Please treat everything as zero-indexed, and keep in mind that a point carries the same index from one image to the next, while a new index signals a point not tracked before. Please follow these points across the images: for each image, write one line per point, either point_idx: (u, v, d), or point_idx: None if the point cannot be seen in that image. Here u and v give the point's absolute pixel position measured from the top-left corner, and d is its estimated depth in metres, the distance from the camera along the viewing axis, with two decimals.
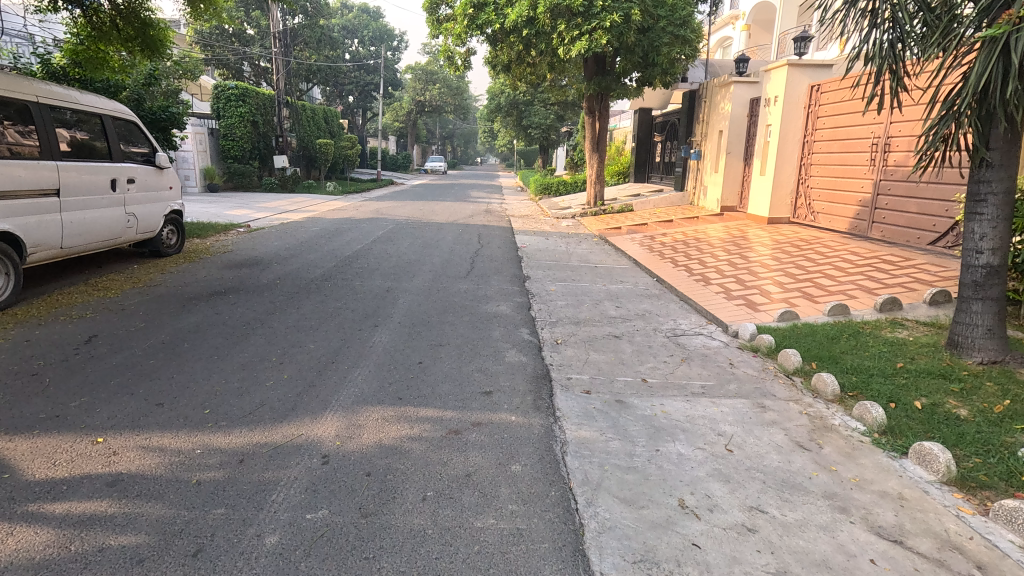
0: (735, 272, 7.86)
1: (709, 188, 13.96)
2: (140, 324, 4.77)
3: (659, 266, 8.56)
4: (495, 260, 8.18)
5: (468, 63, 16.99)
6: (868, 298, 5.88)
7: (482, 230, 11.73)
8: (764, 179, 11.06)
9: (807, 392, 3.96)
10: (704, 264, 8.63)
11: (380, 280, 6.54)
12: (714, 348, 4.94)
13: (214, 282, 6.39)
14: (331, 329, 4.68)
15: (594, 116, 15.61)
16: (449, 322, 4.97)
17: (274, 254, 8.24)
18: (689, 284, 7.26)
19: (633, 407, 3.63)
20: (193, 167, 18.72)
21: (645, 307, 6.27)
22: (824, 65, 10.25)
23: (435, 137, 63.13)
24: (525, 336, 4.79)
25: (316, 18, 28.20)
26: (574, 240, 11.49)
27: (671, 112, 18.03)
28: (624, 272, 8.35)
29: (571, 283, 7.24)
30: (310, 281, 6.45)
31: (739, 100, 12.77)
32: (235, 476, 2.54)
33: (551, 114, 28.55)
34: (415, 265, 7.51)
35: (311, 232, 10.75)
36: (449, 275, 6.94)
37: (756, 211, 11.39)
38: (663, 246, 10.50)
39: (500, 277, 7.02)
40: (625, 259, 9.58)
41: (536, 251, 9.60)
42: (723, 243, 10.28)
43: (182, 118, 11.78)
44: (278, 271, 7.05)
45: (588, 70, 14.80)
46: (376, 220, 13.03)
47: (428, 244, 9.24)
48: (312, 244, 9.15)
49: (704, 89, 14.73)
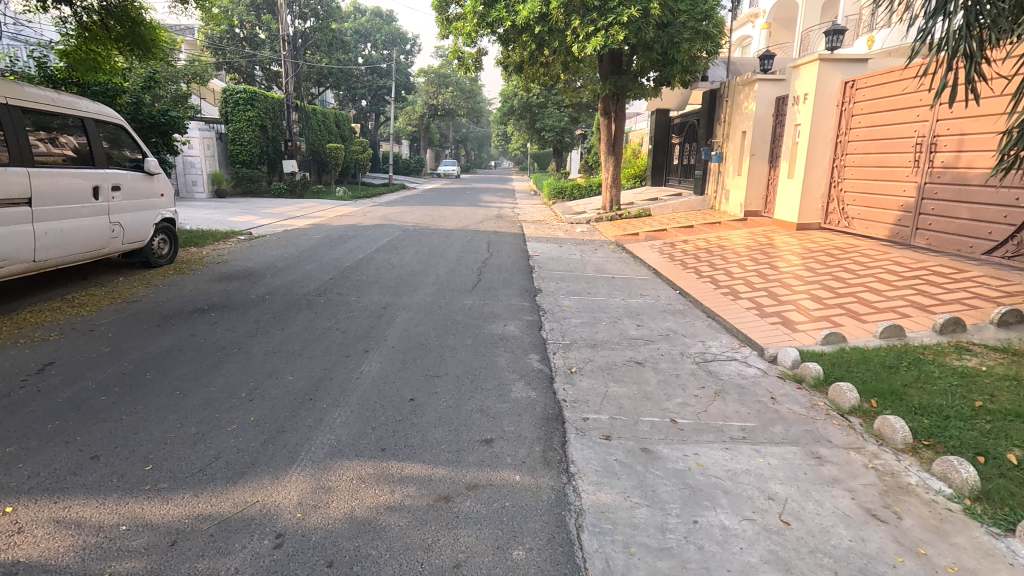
0: (765, 284, 7.21)
1: (731, 192, 13.27)
2: (105, 347, 4.28)
3: (681, 277, 7.92)
4: (504, 271, 7.62)
5: (478, 65, 16.51)
6: (924, 318, 5.20)
7: (493, 237, 11.19)
8: (792, 183, 10.37)
9: (871, 438, 3.32)
10: (731, 274, 7.98)
11: (378, 295, 6.00)
12: (750, 378, 4.30)
13: (200, 297, 5.91)
14: (314, 355, 4.14)
15: (609, 118, 15.00)
16: (449, 348, 4.40)
17: (270, 264, 7.76)
18: (716, 299, 6.62)
19: (662, 459, 3.03)
20: (201, 173, 18.51)
21: (669, 325, 5.65)
22: (858, 60, 9.55)
23: (448, 141, 62.96)
24: (534, 365, 4.20)
25: (327, 21, 28.00)
26: (590, 247, 10.89)
27: (690, 113, 17.34)
28: (643, 283, 7.74)
29: (586, 297, 6.64)
30: (302, 296, 5.93)
31: (764, 99, 12.06)
32: (160, 568, 2.00)
33: (565, 116, 28.01)
34: (418, 277, 6.96)
35: (313, 240, 10.30)
36: (454, 288, 6.39)
37: (784, 215, 10.69)
38: (684, 254, 9.86)
39: (508, 291, 6.46)
40: (645, 268, 8.95)
41: (549, 260, 9.03)
42: (749, 250, 9.61)
43: (183, 121, 11.42)
44: (270, 284, 6.56)
45: (604, 69, 14.23)
46: (383, 226, 12.56)
47: (435, 253, 8.72)
48: (312, 253, 8.68)
49: (725, 88, 14.05)
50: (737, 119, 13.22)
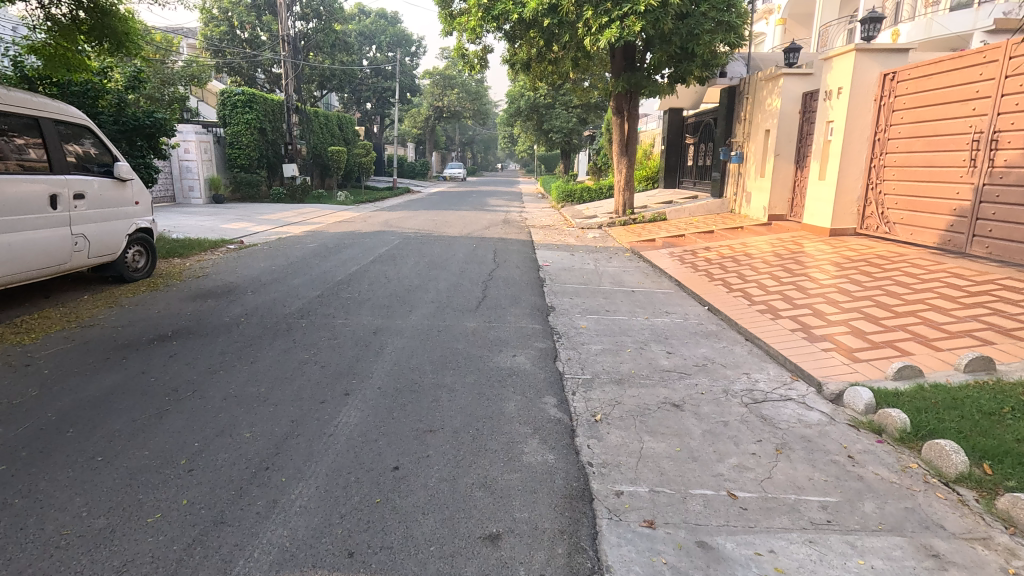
0: (807, 298, 6.41)
1: (753, 194, 12.45)
2: (34, 388, 3.57)
3: (708, 290, 7.14)
4: (512, 285, 6.86)
5: (485, 63, 15.77)
6: (1013, 346, 4.40)
7: (499, 245, 10.44)
8: (823, 184, 9.56)
9: (998, 524, 2.52)
10: (763, 286, 7.18)
11: (369, 317, 5.26)
12: (816, 427, 3.49)
13: (167, 319, 5.20)
14: (281, 402, 3.39)
15: (622, 117, 14.22)
16: (447, 389, 3.64)
17: (254, 279, 7.05)
18: (752, 318, 5.84)
19: (728, 560, 2.25)
20: (198, 177, 17.92)
21: (704, 352, 4.86)
22: (899, 49, 8.73)
23: (454, 144, 62.28)
24: (549, 412, 3.43)
25: (330, 22, 27.44)
26: (604, 255, 10.12)
27: (707, 112, 16.53)
28: (667, 298, 6.97)
29: (605, 316, 5.85)
30: (281, 318, 5.19)
31: (791, 94, 11.25)
32: None
33: (573, 117, 27.25)
34: (415, 293, 6.21)
35: (306, 249, 9.60)
36: (455, 307, 5.64)
37: (814, 220, 9.88)
38: (706, 262, 9.04)
39: (517, 310, 5.70)
40: (667, 279, 8.18)
41: (560, 271, 8.27)
42: (778, 258, 8.77)
43: (170, 124, 10.75)
44: (250, 303, 5.86)
45: (616, 66, 13.49)
46: (383, 233, 11.86)
47: (436, 264, 8.00)
48: (302, 265, 7.97)
49: (746, 84, 13.24)
50: (758, 118, 12.43)
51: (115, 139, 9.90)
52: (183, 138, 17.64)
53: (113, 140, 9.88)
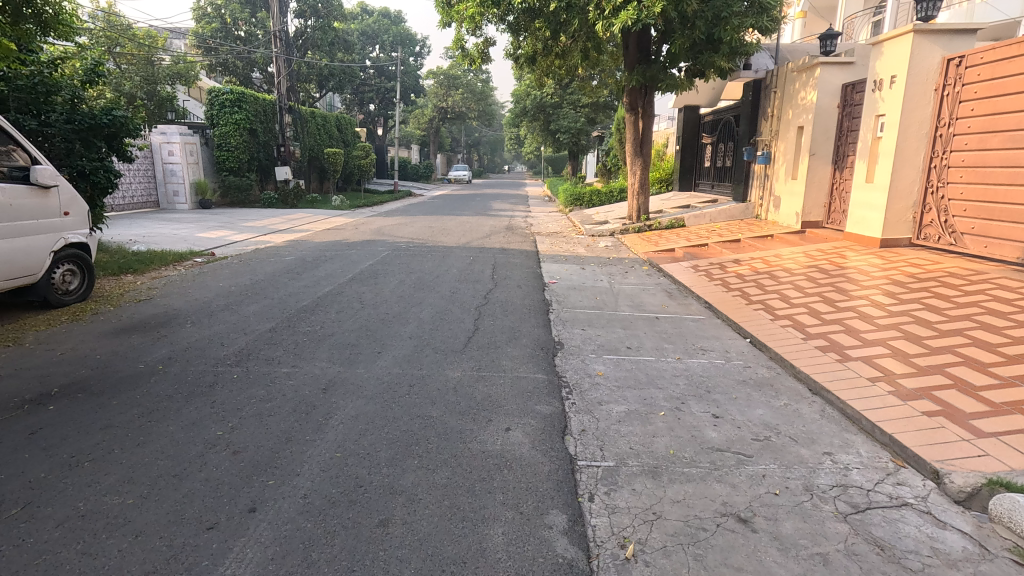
0: (876, 330, 5.18)
1: (784, 198, 11.19)
2: None
3: (749, 317, 5.93)
4: (512, 313, 5.67)
5: (487, 56, 14.61)
6: None
7: (499, 257, 9.27)
8: (872, 188, 8.34)
9: None
10: (814, 310, 5.97)
11: (324, 364, 4.09)
12: (969, 568, 2.26)
13: (67, 365, 4.06)
14: (144, 532, 2.21)
15: (636, 115, 12.97)
16: (403, 502, 2.46)
17: (203, 303, 5.89)
18: (812, 358, 4.66)
19: None
20: (183, 181, 16.83)
21: (764, 417, 3.63)
22: (965, 30, 7.50)
23: (460, 145, 61.19)
24: (554, 550, 2.23)
25: (328, 18, 26.37)
26: (619, 269, 8.90)
27: (727, 109, 15.31)
28: (699, 328, 5.75)
29: (625, 358, 4.65)
30: (209, 367, 4.01)
31: (829, 87, 10.02)
32: None
33: (581, 116, 26.02)
34: (390, 327, 5.03)
35: (281, 263, 8.45)
36: (437, 348, 4.46)
37: (860, 228, 8.66)
38: (738, 278, 7.83)
39: (515, 351, 4.51)
40: (695, 300, 6.98)
41: (570, 291, 7.07)
42: (822, 272, 7.54)
43: (134, 122, 9.65)
44: (184, 339, 4.70)
45: (630, 58, 12.31)
46: (372, 243, 10.72)
47: (424, 284, 6.83)
48: (268, 285, 6.81)
49: (774, 77, 11.99)
50: (789, 114, 11.22)
51: (68, 140, 8.72)
52: (167, 139, 16.65)
53: (66, 141, 8.71)
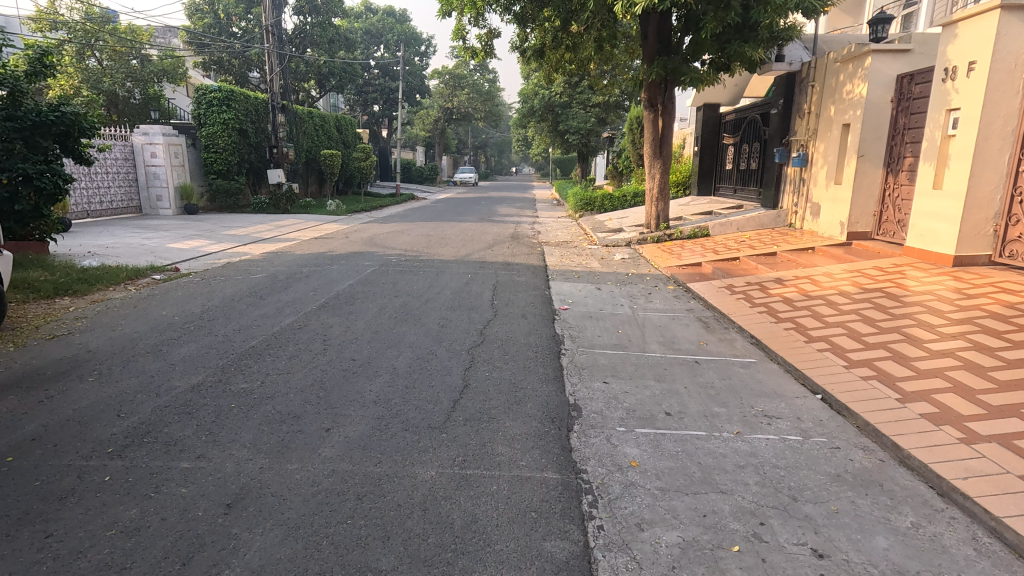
0: (998, 387, 3.90)
1: (826, 205, 9.89)
2: None
3: (817, 363, 4.66)
4: (514, 359, 4.43)
5: (492, 49, 13.38)
6: None
7: (500, 274, 8.03)
8: (941, 195, 7.04)
9: None
10: (899, 353, 4.68)
11: (241, 455, 2.87)
12: None
13: None
14: None
15: (655, 112, 11.68)
16: None
17: (128, 342, 4.70)
18: (925, 436, 3.38)
19: None
20: (167, 185, 15.78)
21: (893, 558, 2.37)
22: None
23: (466, 148, 60.13)
24: None
25: (327, 15, 25.47)
26: (640, 289, 7.66)
27: (752, 107, 13.99)
28: (754, 377, 4.48)
29: (667, 434, 3.40)
30: (77, 459, 2.80)
31: (881, 79, 8.72)
32: None
33: (591, 116, 24.67)
34: (350, 384, 3.80)
35: (247, 282, 7.27)
36: (407, 426, 3.23)
37: (925, 243, 7.37)
38: (784, 302, 6.56)
39: (515, 427, 3.27)
40: (738, 333, 5.71)
41: (584, 322, 5.81)
42: (884, 296, 6.29)
43: (90, 118, 8.50)
44: (72, 403, 3.49)
45: (648, 49, 11.06)
46: (359, 255, 9.54)
47: (409, 314, 5.62)
48: (219, 314, 5.61)
49: (812, 69, 10.71)
50: (831, 111, 9.92)
51: (8, 140, 7.60)
52: (150, 140, 15.55)
53: (6, 140, 7.58)
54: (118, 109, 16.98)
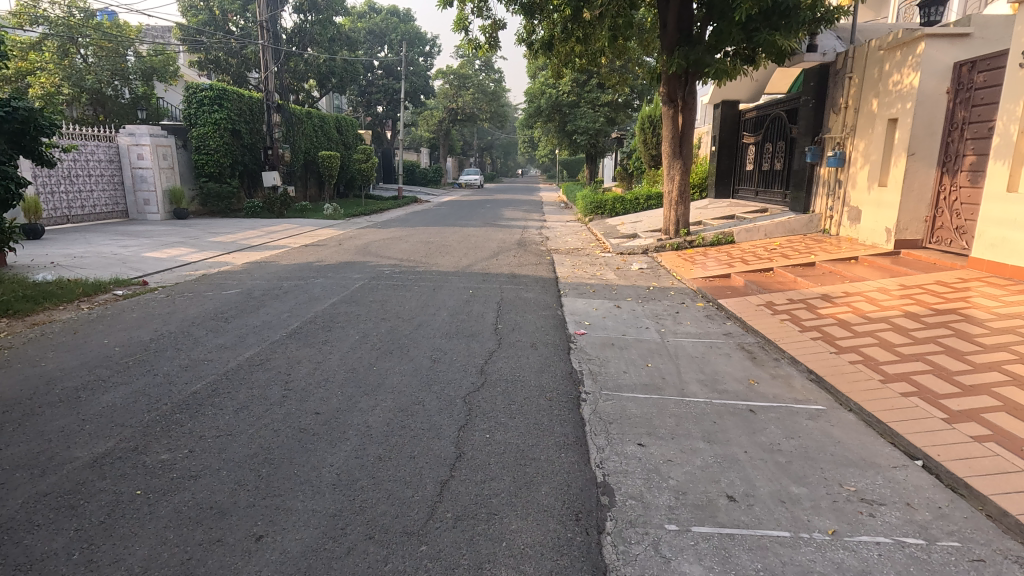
0: None
1: (868, 209, 8.86)
2: None
3: (908, 415, 3.66)
4: (522, 411, 3.47)
5: (497, 42, 12.43)
6: None
7: (506, 289, 7.09)
8: (1020, 199, 6.03)
9: None
10: (1012, 403, 3.67)
11: None
12: None
13: None
14: None
15: (675, 108, 10.69)
16: None
17: (42, 385, 3.78)
18: None
19: None
20: (154, 188, 14.94)
21: None
22: None
23: (471, 150, 59.29)
24: None
25: (328, 12, 24.73)
26: (666, 307, 6.68)
27: (775, 103, 13.00)
28: (831, 436, 3.48)
29: (738, 538, 2.43)
30: None
31: (936, 67, 7.73)
32: None
33: (600, 116, 23.67)
34: (305, 455, 2.86)
35: (217, 300, 6.36)
36: (371, 534, 2.27)
37: (998, 253, 6.35)
38: (839, 325, 5.55)
39: (525, 533, 2.32)
40: (792, 367, 4.72)
41: (605, 353, 4.84)
42: (962, 320, 5.26)
43: (49, 114, 7.61)
44: None
45: (668, 39, 10.09)
46: (349, 266, 8.62)
47: (395, 344, 4.67)
48: (169, 345, 4.68)
49: (849, 59, 9.70)
50: (874, 105, 8.93)
51: None
52: (136, 141, 14.72)
53: None
54: (104, 108, 16.22)
